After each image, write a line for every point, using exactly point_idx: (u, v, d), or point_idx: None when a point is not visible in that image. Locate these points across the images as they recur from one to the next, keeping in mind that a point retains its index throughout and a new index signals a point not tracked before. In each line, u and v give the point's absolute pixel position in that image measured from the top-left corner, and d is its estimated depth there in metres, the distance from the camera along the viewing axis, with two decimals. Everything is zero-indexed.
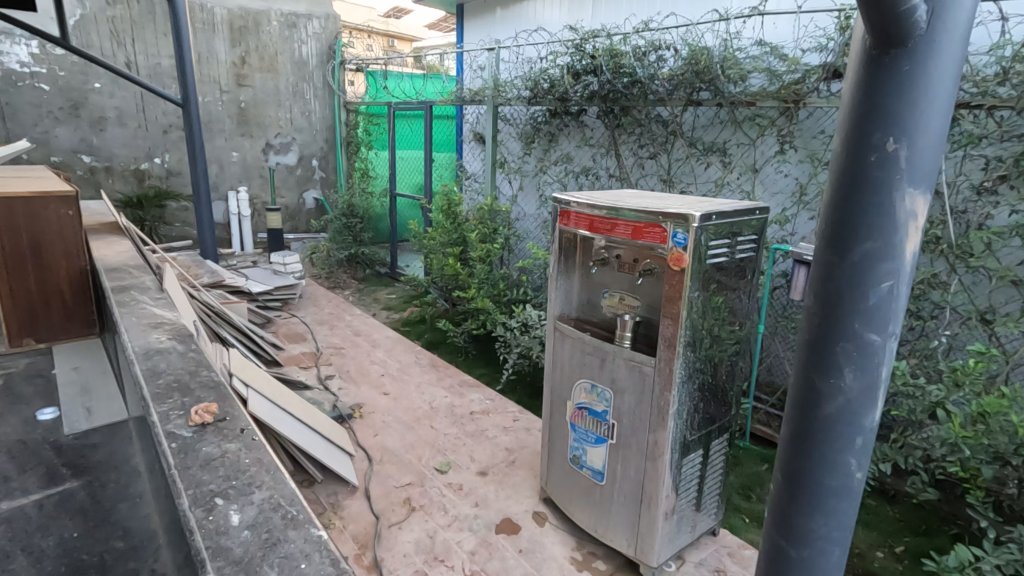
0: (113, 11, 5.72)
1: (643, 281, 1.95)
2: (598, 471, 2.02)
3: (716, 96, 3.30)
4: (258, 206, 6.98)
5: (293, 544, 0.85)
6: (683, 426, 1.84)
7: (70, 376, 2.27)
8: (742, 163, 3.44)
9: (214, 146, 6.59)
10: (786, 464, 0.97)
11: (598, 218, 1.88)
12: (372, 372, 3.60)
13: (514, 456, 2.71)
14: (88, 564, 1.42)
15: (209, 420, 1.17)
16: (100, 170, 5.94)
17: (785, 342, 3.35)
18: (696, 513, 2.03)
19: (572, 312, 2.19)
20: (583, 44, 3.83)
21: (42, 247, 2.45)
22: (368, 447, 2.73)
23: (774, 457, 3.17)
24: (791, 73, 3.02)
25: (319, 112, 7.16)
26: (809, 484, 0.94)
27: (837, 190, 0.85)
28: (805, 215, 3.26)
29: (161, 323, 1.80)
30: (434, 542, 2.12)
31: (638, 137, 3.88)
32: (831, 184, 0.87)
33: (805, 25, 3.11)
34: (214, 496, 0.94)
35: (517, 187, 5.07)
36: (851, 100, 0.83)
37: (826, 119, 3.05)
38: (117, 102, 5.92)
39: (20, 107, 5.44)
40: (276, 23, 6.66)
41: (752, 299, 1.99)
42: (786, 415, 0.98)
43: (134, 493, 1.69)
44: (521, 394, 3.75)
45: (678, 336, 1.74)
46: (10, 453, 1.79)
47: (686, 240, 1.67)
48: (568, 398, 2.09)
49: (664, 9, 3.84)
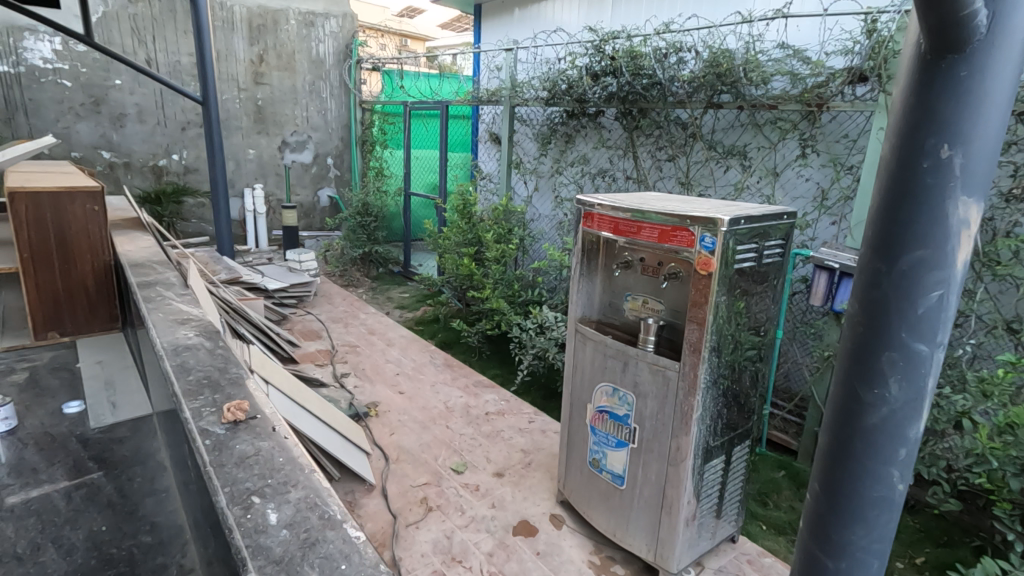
0: (135, 9, 5.78)
1: (667, 285, 1.93)
2: (618, 475, 2.01)
3: (737, 99, 3.27)
4: (273, 203, 7.03)
5: (333, 544, 0.85)
6: (706, 431, 1.82)
7: (94, 370, 2.29)
8: (762, 166, 3.41)
9: (231, 143, 6.65)
10: (826, 473, 0.95)
11: (622, 221, 1.87)
12: (387, 371, 3.61)
13: (530, 458, 2.71)
14: (118, 558, 1.43)
15: (241, 417, 1.17)
16: (119, 165, 6.01)
17: (804, 348, 3.32)
18: (716, 520, 2.01)
19: (593, 314, 2.18)
20: (602, 45, 3.80)
21: (68, 241, 2.48)
22: (384, 446, 2.73)
23: (791, 464, 3.13)
24: (815, 76, 2.98)
25: (336, 110, 7.20)
26: (850, 496, 0.93)
27: (885, 196, 0.84)
28: (826, 220, 3.23)
29: (188, 319, 1.81)
30: (452, 542, 2.12)
31: (656, 139, 3.87)
32: (879, 189, 0.85)
33: (830, 28, 3.08)
34: (251, 494, 0.94)
35: (532, 187, 5.07)
36: (902, 105, 0.81)
37: (850, 123, 3.02)
38: (137, 99, 5.98)
39: (42, 103, 5.51)
40: (294, 21, 6.69)
41: (777, 305, 1.97)
42: (826, 425, 0.96)
43: (160, 488, 1.70)
44: (535, 396, 3.74)
45: (703, 341, 1.72)
46: (37, 446, 1.81)
47: (714, 244, 1.65)
48: (589, 400, 2.08)
49: (685, 11, 3.82)
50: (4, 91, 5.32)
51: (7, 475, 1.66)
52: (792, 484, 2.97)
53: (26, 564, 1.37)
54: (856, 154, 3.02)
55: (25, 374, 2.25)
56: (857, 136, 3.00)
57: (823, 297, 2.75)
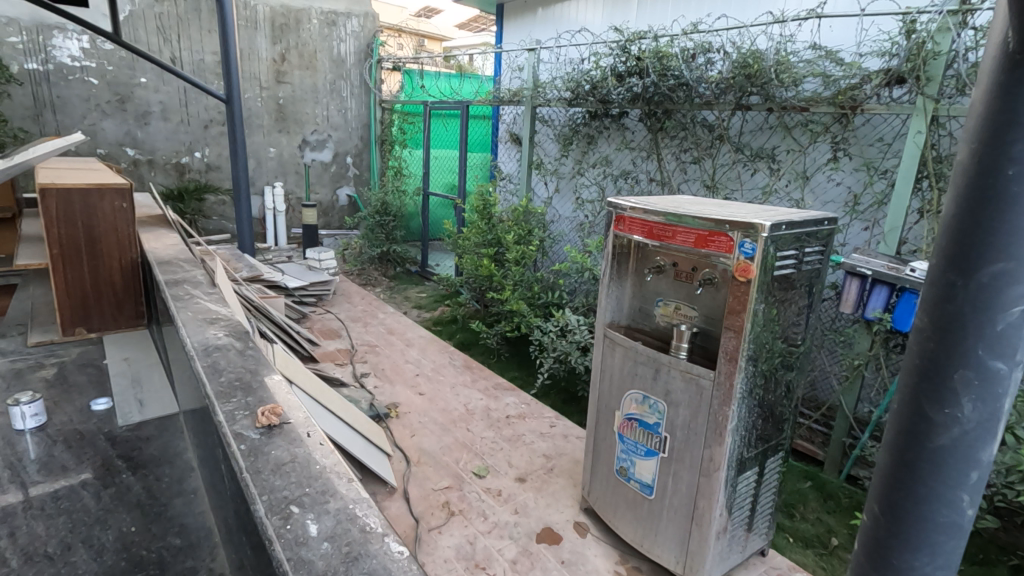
0: (161, 8, 5.83)
1: (701, 291, 1.89)
2: (647, 484, 1.97)
3: (767, 101, 3.20)
4: (293, 202, 7.07)
5: (376, 557, 0.83)
6: (739, 443, 1.77)
7: (121, 367, 2.29)
8: (791, 169, 3.33)
9: (252, 141, 6.69)
10: (885, 494, 0.87)
11: (656, 225, 1.83)
12: (407, 372, 3.59)
13: (552, 463, 2.67)
14: (148, 561, 1.43)
15: (275, 422, 1.15)
16: (143, 162, 6.08)
17: (832, 356, 3.24)
18: (747, 533, 1.96)
19: (623, 319, 2.14)
20: (628, 45, 3.74)
21: (96, 238, 2.49)
22: (405, 448, 2.71)
23: (818, 475, 3.06)
24: (848, 78, 2.89)
25: (356, 109, 7.22)
26: (914, 520, 0.84)
27: (963, 202, 0.75)
28: (858, 225, 3.15)
29: (216, 318, 1.80)
30: (475, 549, 2.09)
31: (680, 141, 3.82)
32: (955, 193, 0.77)
33: (867, 29, 3.00)
34: (290, 503, 0.92)
35: (552, 188, 5.04)
36: (987, 101, 0.73)
37: (885, 126, 2.94)
38: (161, 97, 6.05)
39: (69, 100, 5.59)
40: (316, 21, 6.73)
41: (814, 312, 1.91)
42: (885, 443, 0.88)
43: (188, 489, 1.69)
44: (555, 400, 3.71)
45: (740, 350, 1.67)
46: (66, 443, 1.81)
47: (754, 251, 1.60)
48: (617, 408, 2.04)
49: (714, 11, 3.77)
50: (33, 88, 5.39)
51: (37, 472, 1.67)
52: (819, 495, 2.89)
53: (57, 564, 1.37)
54: (891, 158, 2.94)
55: (53, 369, 2.27)
56: (893, 140, 2.92)
57: (854, 305, 2.68)
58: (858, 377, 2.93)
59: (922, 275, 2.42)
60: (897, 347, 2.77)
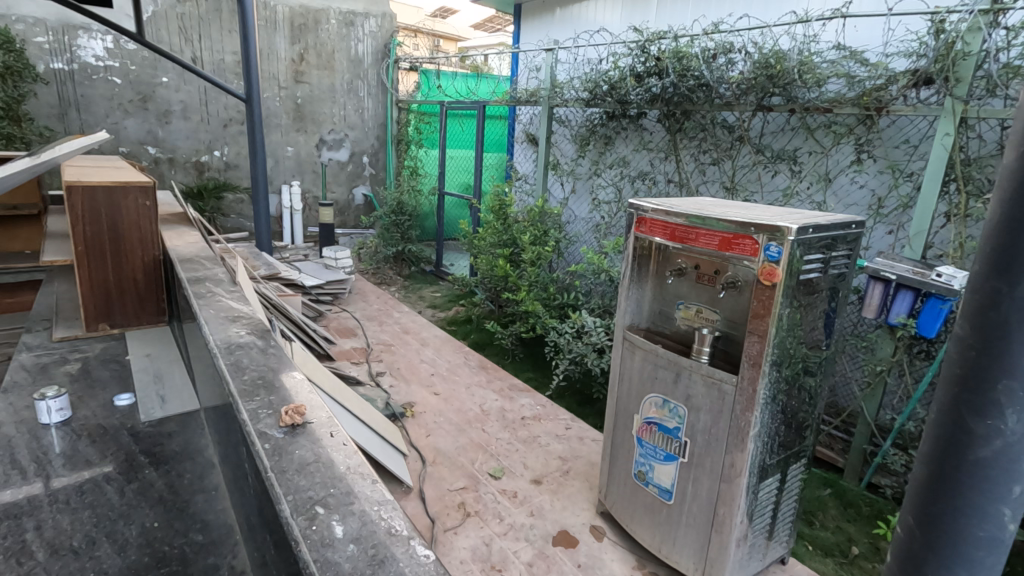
0: (183, 8, 5.91)
1: (724, 295, 1.86)
2: (665, 489, 1.95)
3: (789, 102, 3.14)
4: (309, 201, 7.13)
5: (401, 561, 0.82)
6: (762, 449, 1.75)
7: (143, 363, 2.32)
8: (814, 172, 3.28)
9: (271, 140, 6.76)
10: (919, 506, 0.78)
11: (679, 227, 1.80)
12: (422, 371, 3.59)
13: (568, 465, 2.65)
14: (170, 557, 1.44)
15: (299, 421, 1.15)
16: (164, 161, 6.17)
17: (853, 362, 3.19)
18: (768, 541, 1.93)
19: (643, 322, 2.12)
20: (647, 45, 3.69)
21: (120, 236, 2.52)
22: (420, 448, 2.71)
23: (837, 482, 3.01)
24: (873, 78, 2.83)
25: (372, 109, 7.26)
26: (951, 536, 0.74)
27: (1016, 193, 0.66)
28: (882, 228, 3.09)
29: (238, 316, 1.81)
30: (491, 550, 2.08)
31: (699, 142, 3.78)
32: (1006, 183, 0.68)
33: (894, 28, 2.95)
34: (315, 504, 0.92)
35: (569, 189, 5.03)
36: None
37: (911, 128, 2.88)
38: (183, 96, 6.13)
39: (93, 99, 5.69)
40: (335, 21, 6.77)
41: (840, 318, 1.87)
42: (921, 453, 0.78)
43: (209, 486, 1.70)
44: (570, 402, 3.69)
45: (764, 354, 1.64)
46: (90, 438, 1.84)
47: (779, 254, 1.57)
48: (636, 411, 2.02)
49: (736, 10, 3.73)
50: (59, 88, 5.49)
51: (63, 465, 1.69)
52: (839, 503, 2.84)
53: (82, 558, 1.38)
54: (918, 160, 2.87)
55: (77, 364, 2.30)
56: (919, 142, 2.86)
57: (877, 310, 2.62)
58: (880, 384, 2.87)
59: (949, 279, 2.36)
60: (921, 353, 2.73)
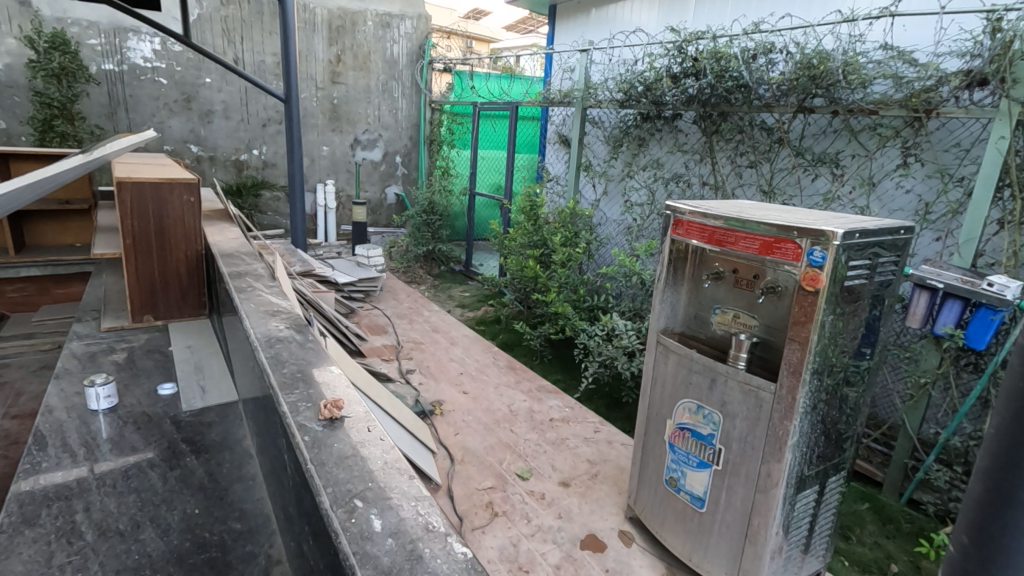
0: (227, 11, 6.09)
1: (763, 300, 1.82)
2: (697, 497, 1.92)
3: (832, 104, 3.05)
4: (343, 199, 7.26)
5: (438, 559, 0.83)
6: (800, 460, 1.70)
7: (185, 354, 2.39)
8: (857, 175, 3.17)
9: (307, 140, 6.91)
10: (977, 524, 0.66)
11: (718, 230, 1.77)
12: (451, 370, 3.61)
13: (596, 469, 2.63)
14: (210, 543, 1.47)
15: (337, 415, 1.17)
16: (205, 159, 6.36)
17: (895, 373, 3.09)
18: (804, 555, 1.88)
19: (677, 326, 2.09)
20: (684, 46, 3.62)
21: (165, 230, 2.60)
22: (449, 446, 2.72)
23: (876, 496, 2.91)
24: (922, 79, 2.72)
25: (406, 110, 7.34)
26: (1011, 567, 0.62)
27: None
28: (929, 235, 2.98)
29: (278, 311, 1.85)
30: (518, 551, 2.08)
31: (736, 144, 3.71)
32: None
33: (946, 28, 2.85)
34: (354, 497, 0.93)
35: (601, 191, 5.00)
36: None
37: (962, 130, 2.78)
38: (224, 96, 6.31)
39: (140, 99, 5.89)
40: (371, 23, 6.88)
41: (884, 326, 1.81)
42: (979, 466, 0.66)
43: (247, 475, 1.74)
44: (598, 405, 3.66)
45: (805, 362, 1.60)
46: (136, 424, 1.91)
47: (823, 259, 1.53)
48: (669, 417, 1.99)
49: (778, 9, 3.65)
50: (109, 88, 5.72)
51: (110, 451, 1.76)
52: (877, 519, 2.74)
53: (127, 541, 1.43)
54: (968, 165, 2.76)
55: (123, 354, 2.39)
56: (971, 145, 2.75)
57: (922, 319, 2.50)
58: (924, 397, 2.75)
59: (1000, 288, 2.24)
60: (969, 366, 2.62)
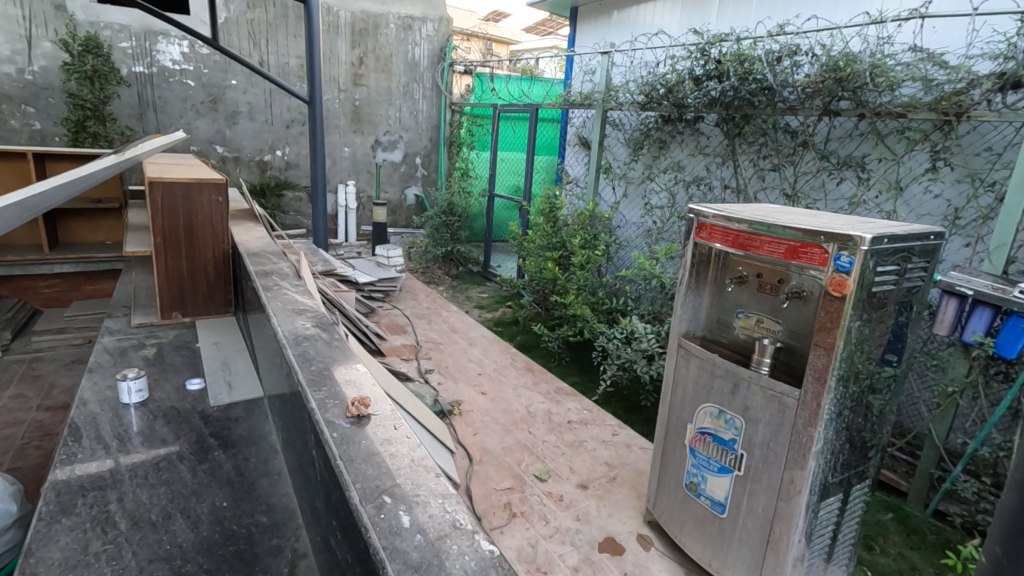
0: (253, 14, 6.20)
1: (788, 305, 1.80)
2: (718, 502, 1.90)
3: (858, 107, 3.01)
4: (363, 200, 7.34)
5: (465, 554, 0.84)
6: (823, 467, 1.68)
7: (212, 351, 2.44)
8: (883, 179, 3.12)
9: (329, 141, 7.00)
10: (1012, 534, 0.64)
11: (743, 234, 1.76)
12: (470, 370, 3.64)
13: (614, 472, 2.62)
14: (238, 535, 1.51)
15: (365, 412, 1.19)
16: (230, 160, 6.48)
17: (922, 381, 3.03)
18: (826, 563, 1.85)
19: (699, 330, 2.09)
20: (707, 48, 3.59)
21: (194, 229, 2.66)
22: (468, 446, 2.74)
23: (900, 506, 2.86)
24: (952, 82, 2.67)
25: (426, 111, 7.41)
26: None
27: None
28: (958, 240, 2.92)
29: (303, 309, 1.89)
30: (537, 552, 2.09)
31: (759, 147, 3.67)
32: None
33: (978, 30, 2.80)
34: (382, 493, 0.95)
35: (620, 194, 4.98)
36: None
37: (994, 134, 2.71)
38: (249, 98, 6.43)
39: (169, 101, 6.03)
40: (394, 25, 6.95)
41: (912, 333, 1.78)
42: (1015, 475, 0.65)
43: (273, 470, 1.78)
44: (616, 408, 3.65)
45: (830, 368, 1.58)
46: (165, 418, 1.96)
47: (850, 264, 1.51)
48: (689, 421, 1.99)
49: (804, 11, 3.63)
50: (139, 90, 5.86)
51: (141, 443, 1.81)
52: (901, 529, 2.69)
53: (159, 531, 1.47)
54: (1000, 169, 2.71)
55: (153, 349, 2.45)
56: (1003, 149, 2.69)
57: (950, 326, 2.45)
58: (952, 406, 2.70)
59: None
60: (998, 375, 2.56)
